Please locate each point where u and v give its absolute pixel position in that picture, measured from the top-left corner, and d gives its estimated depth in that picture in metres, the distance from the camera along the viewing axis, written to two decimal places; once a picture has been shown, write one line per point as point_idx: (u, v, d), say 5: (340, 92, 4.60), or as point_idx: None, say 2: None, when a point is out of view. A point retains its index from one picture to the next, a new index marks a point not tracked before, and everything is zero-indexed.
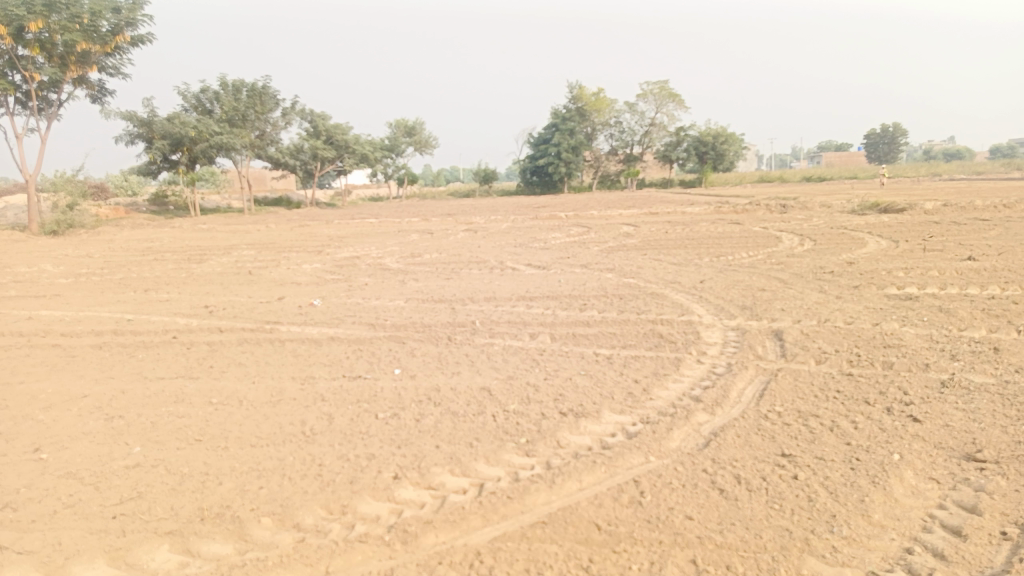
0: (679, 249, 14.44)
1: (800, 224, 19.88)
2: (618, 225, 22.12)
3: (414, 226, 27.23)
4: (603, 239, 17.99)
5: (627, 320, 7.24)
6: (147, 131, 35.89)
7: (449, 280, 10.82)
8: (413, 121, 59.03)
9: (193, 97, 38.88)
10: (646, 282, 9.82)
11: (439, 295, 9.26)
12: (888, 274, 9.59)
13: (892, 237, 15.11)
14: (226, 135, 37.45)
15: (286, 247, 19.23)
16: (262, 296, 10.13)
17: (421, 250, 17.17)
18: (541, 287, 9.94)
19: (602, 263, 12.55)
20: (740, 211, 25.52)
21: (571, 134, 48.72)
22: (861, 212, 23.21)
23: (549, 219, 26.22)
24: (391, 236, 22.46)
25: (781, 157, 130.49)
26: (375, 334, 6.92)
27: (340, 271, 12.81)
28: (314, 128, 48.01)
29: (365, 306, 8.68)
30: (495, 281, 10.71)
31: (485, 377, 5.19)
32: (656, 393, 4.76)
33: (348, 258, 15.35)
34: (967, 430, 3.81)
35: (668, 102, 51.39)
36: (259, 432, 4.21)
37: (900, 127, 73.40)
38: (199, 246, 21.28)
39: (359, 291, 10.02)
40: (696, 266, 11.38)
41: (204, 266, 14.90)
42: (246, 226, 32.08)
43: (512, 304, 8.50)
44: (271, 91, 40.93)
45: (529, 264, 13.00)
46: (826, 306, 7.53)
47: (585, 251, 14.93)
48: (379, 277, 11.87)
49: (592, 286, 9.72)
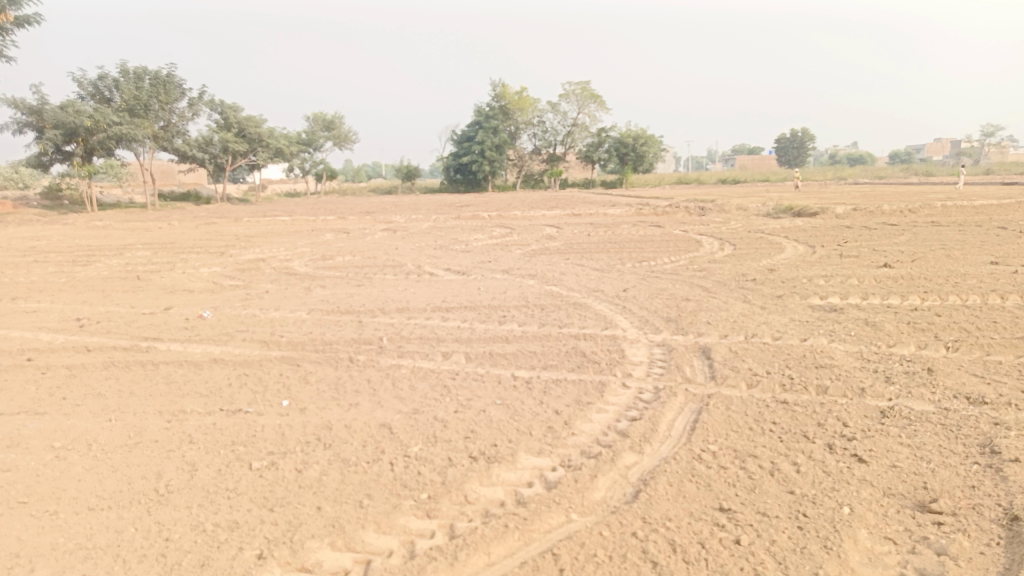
0: (602, 253, 14.14)
1: (720, 227, 20.02)
2: (541, 225, 21.78)
3: (330, 225, 26.15)
4: (525, 240, 17.57)
5: (548, 335, 6.72)
6: (37, 120, 33.22)
7: (358, 287, 10.08)
8: (331, 115, 57.27)
9: (90, 85, 36.28)
10: (568, 290, 9.38)
11: (346, 305, 8.53)
12: (810, 282, 9.47)
13: (807, 242, 15.29)
14: (127, 126, 35.16)
15: (187, 248, 17.97)
16: (148, 306, 9.16)
17: (333, 251, 16.29)
18: (458, 295, 9.35)
19: (523, 268, 12.07)
20: (661, 212, 25.64)
21: (495, 132, 48.24)
22: (776, 216, 23.67)
23: (471, 219, 25.68)
24: (304, 236, 21.40)
25: (698, 159, 134.27)
26: (267, 354, 6.16)
27: (241, 277, 11.86)
28: (225, 121, 45.79)
29: (261, 319, 7.87)
30: (409, 288, 10.06)
31: (385, 409, 4.56)
32: (578, 427, 4.23)
33: (253, 261, 14.35)
34: (917, 472, 3.46)
35: (590, 103, 51.68)
36: (101, 491, 3.45)
37: (808, 133, 76.56)
38: (91, 245, 19.70)
39: (258, 301, 9.18)
40: (620, 272, 11.03)
41: (90, 269, 13.63)
42: (148, 223, 30.15)
43: (426, 315, 7.87)
44: (177, 80, 38.73)
45: (446, 269, 12.38)
46: (752, 318, 7.23)
47: (506, 255, 14.43)
48: (284, 283, 11.01)
49: (513, 295, 9.19)
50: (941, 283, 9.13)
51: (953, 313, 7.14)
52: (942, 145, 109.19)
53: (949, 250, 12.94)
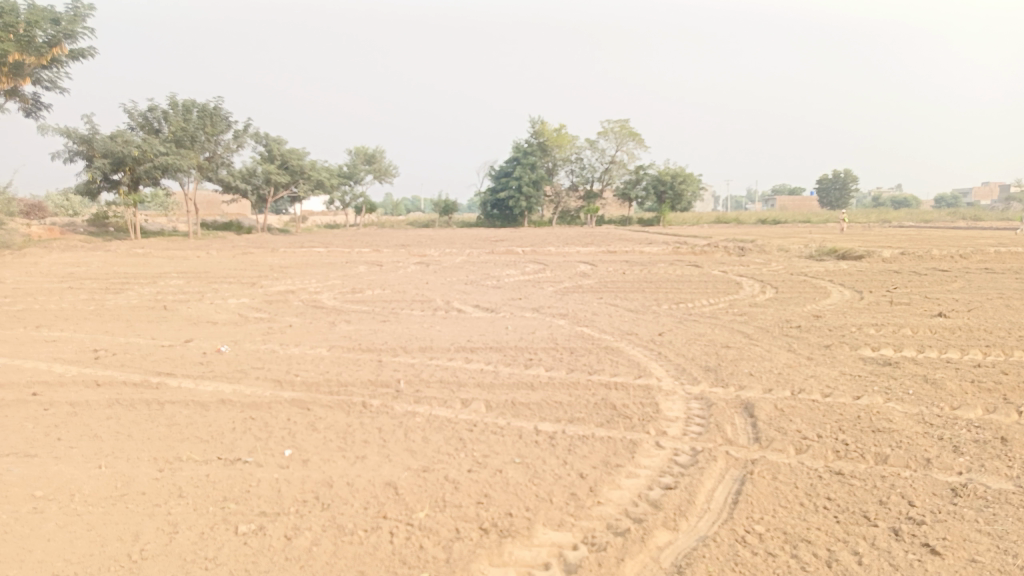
0: (637, 293, 13.70)
1: (759, 268, 19.41)
2: (575, 263, 21.42)
3: (364, 257, 26.12)
4: (558, 278, 17.22)
5: (576, 382, 6.29)
6: (88, 149, 34.14)
7: (383, 324, 9.76)
8: (372, 149, 58.10)
9: (140, 116, 37.29)
10: (600, 332, 8.95)
11: (367, 343, 8.21)
12: (859, 331, 8.89)
13: (854, 287, 14.62)
14: (173, 156, 35.98)
15: (220, 277, 18.02)
16: (168, 338, 8.95)
17: (363, 285, 16.09)
18: (485, 334, 8.97)
19: (555, 306, 11.67)
20: (698, 252, 25.13)
21: (532, 168, 48.27)
22: (819, 258, 22.93)
23: (505, 254, 25.43)
24: (336, 268, 21.36)
25: (738, 198, 133.04)
26: (277, 395, 5.84)
27: (267, 309, 11.67)
28: (268, 153, 46.66)
29: (278, 356, 7.57)
30: (435, 326, 9.73)
31: (394, 465, 4.17)
32: (604, 495, 3.79)
33: (281, 293, 14.24)
34: (1003, 571, 2.93)
35: (629, 141, 51.58)
36: (72, 553, 3.13)
37: (850, 174, 75.33)
38: (128, 273, 19.88)
39: (279, 335, 8.91)
40: (655, 314, 10.55)
41: (121, 298, 13.61)
42: (188, 251, 30.57)
43: (449, 356, 7.49)
44: (223, 112, 39.66)
45: (475, 305, 12.03)
46: (798, 371, 6.69)
47: (537, 292, 14.03)
48: (309, 317, 10.76)
49: (542, 336, 8.78)
50: (1004, 336, 8.48)
51: (1022, 372, 6.51)
52: (991, 189, 106.55)
53: (1008, 299, 12.19)
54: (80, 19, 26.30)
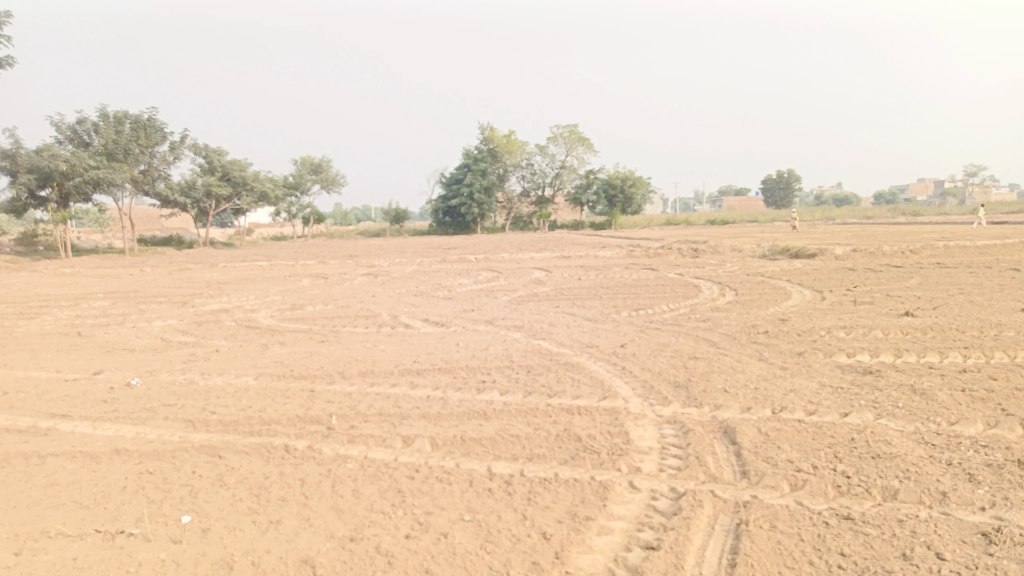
0: (594, 300, 13.12)
1: (716, 270, 19.06)
2: (529, 269, 20.78)
3: (310, 270, 25.02)
4: (512, 286, 16.54)
5: (534, 407, 5.57)
6: (11, 165, 32.14)
7: (321, 345, 8.89)
8: (319, 158, 56.61)
9: (69, 129, 35.41)
10: (559, 346, 8.28)
11: (301, 369, 7.36)
12: (830, 336, 8.42)
13: (813, 287, 14.30)
14: (105, 170, 34.19)
15: (151, 297, 16.83)
16: (74, 370, 7.93)
17: (305, 300, 15.10)
18: (433, 353, 8.20)
19: (509, 318, 10.95)
20: (653, 255, 24.78)
21: (483, 174, 47.57)
22: (773, 258, 22.78)
23: (456, 262, 24.67)
24: (278, 283, 20.29)
25: (687, 200, 134.81)
26: (185, 441, 4.98)
27: (194, 332, 10.66)
28: (209, 164, 44.95)
29: (196, 389, 6.67)
30: (379, 345, 8.92)
31: (313, 533, 3.41)
32: (572, 562, 3.10)
33: (215, 313, 13.21)
34: None
35: (578, 145, 51.38)
36: None
37: (794, 174, 76.76)
38: (50, 295, 18.48)
39: (202, 363, 7.97)
40: (615, 323, 9.91)
41: (32, 323, 12.38)
42: (122, 269, 28.95)
43: (391, 381, 6.70)
44: (158, 123, 37.94)
45: (423, 320, 11.22)
46: (775, 384, 6.12)
47: (490, 303, 13.32)
48: (240, 340, 9.81)
49: (496, 352, 8.05)
50: (978, 336, 8.10)
51: (1010, 376, 6.06)
52: (925, 185, 110.16)
53: (969, 295, 11.95)
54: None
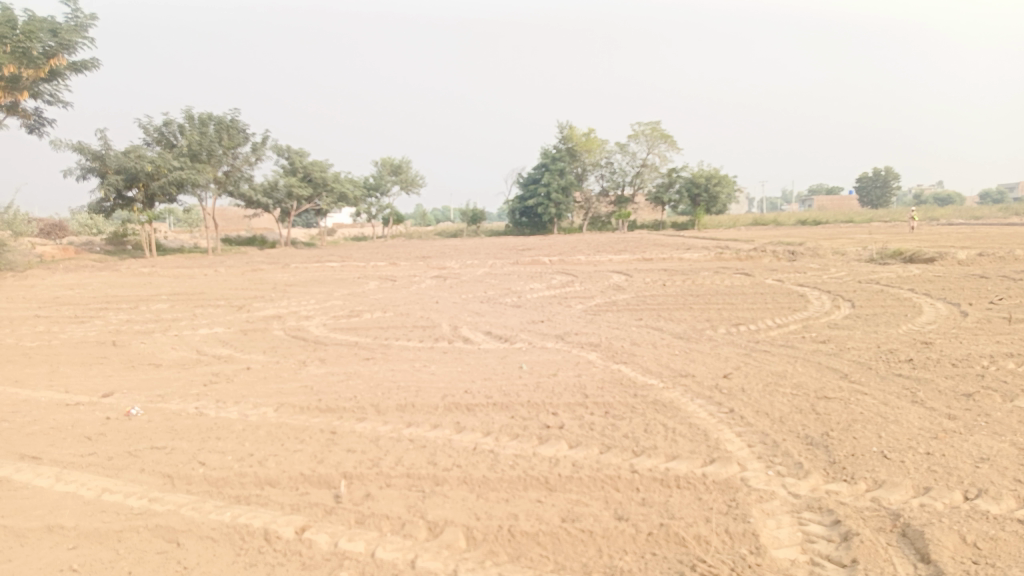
0: (684, 311, 11.44)
1: (820, 276, 16.90)
2: (608, 273, 19.18)
3: (380, 272, 24.16)
4: (588, 292, 14.99)
5: (613, 475, 4.07)
6: (100, 166, 32.81)
7: (363, 364, 7.61)
8: (398, 159, 56.42)
9: (155, 130, 36.14)
10: (645, 374, 6.75)
11: (331, 399, 6.08)
12: (1001, 369, 6.52)
13: (945, 299, 12.11)
14: (188, 171, 34.69)
15: (212, 300, 16.16)
16: (84, 391, 6.92)
17: (365, 306, 14.02)
18: (491, 379, 6.77)
19: (583, 333, 9.42)
20: (744, 258, 22.69)
21: (561, 174, 46.04)
22: (883, 263, 20.27)
23: (531, 264, 23.26)
24: (345, 285, 19.41)
25: (774, 200, 129.22)
26: (147, 516, 3.75)
27: (234, 344, 9.61)
28: (290, 166, 45.27)
29: (198, 425, 5.48)
30: (431, 365, 7.61)
31: None
32: None
33: (267, 320, 12.25)
34: None
35: (660, 143, 49.20)
36: None
37: (893, 172, 71.68)
38: (119, 296, 18.21)
39: (224, 386, 6.81)
40: (713, 344, 8.27)
41: (79, 329, 11.72)
42: (198, 270, 28.96)
43: (433, 421, 5.33)
44: (240, 124, 38.17)
45: (486, 333, 9.84)
46: (954, 446, 4.42)
47: (564, 313, 11.81)
48: (279, 354, 8.65)
49: (568, 380, 6.56)
50: None
51: None
52: None
53: None
54: (81, 29, 25.15)
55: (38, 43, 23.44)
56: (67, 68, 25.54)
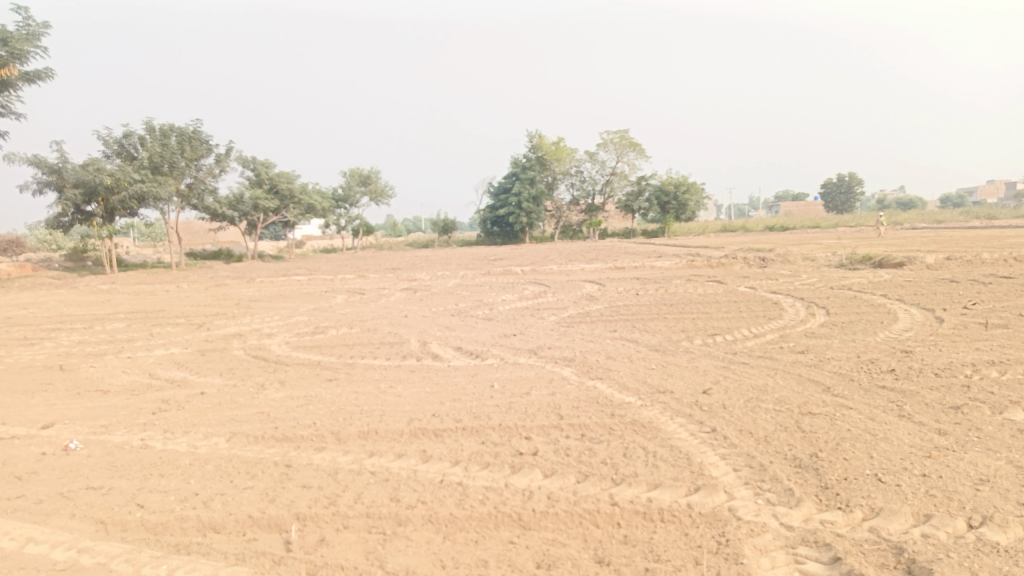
0: (658, 321, 11.20)
1: (792, 282, 16.85)
2: (579, 282, 18.96)
3: (348, 285, 23.64)
4: (561, 303, 14.73)
5: (591, 509, 3.76)
6: (58, 180, 31.77)
7: (324, 386, 7.20)
8: (366, 169, 55.83)
9: (115, 143, 35.19)
10: (621, 391, 6.46)
11: (288, 427, 5.68)
12: (983, 378, 6.37)
13: (918, 305, 12.04)
14: (149, 184, 33.81)
15: (172, 318, 15.56)
16: (21, 422, 6.41)
17: (331, 321, 13.57)
18: (460, 400, 6.43)
19: (556, 347, 9.12)
20: (716, 264, 22.64)
21: (531, 183, 45.89)
22: (852, 268, 20.33)
23: (503, 275, 22.96)
24: (312, 299, 18.91)
25: (741, 207, 130.78)
26: (72, 574, 3.33)
27: (191, 365, 9.12)
28: (256, 178, 44.49)
29: (142, 460, 5.04)
30: (398, 385, 7.25)
31: None
32: None
33: (228, 338, 11.74)
34: None
35: (629, 151, 49.36)
36: None
37: (856, 177, 72.94)
38: (73, 315, 17.49)
39: (174, 413, 6.35)
40: (690, 356, 8.02)
41: (26, 352, 11.10)
42: (160, 285, 28.11)
43: (397, 450, 4.97)
44: (203, 135, 37.31)
45: (456, 349, 9.48)
46: (949, 466, 4.20)
47: (536, 325, 11.49)
48: (236, 376, 8.19)
49: (541, 400, 6.24)
50: None
51: None
52: (996, 186, 104.06)
53: None
54: (34, 39, 24.35)
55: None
56: (18, 79, 24.66)
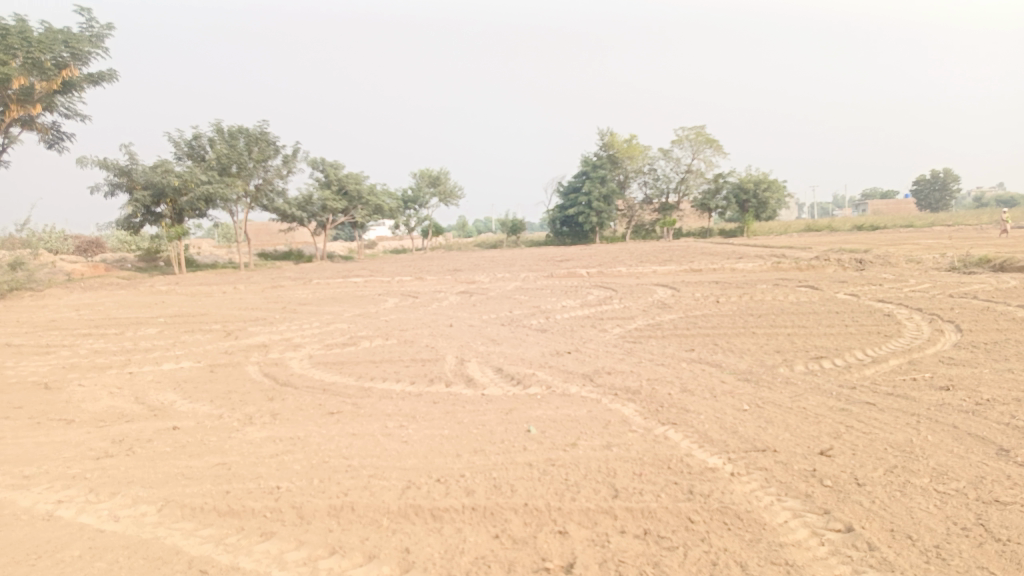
0: (745, 337, 9.27)
1: (901, 289, 14.48)
2: (651, 286, 17.09)
3: (403, 288, 22.33)
4: (628, 312, 12.93)
5: None
6: (128, 181, 31.94)
7: (319, 425, 5.69)
8: (436, 170, 54.88)
9: (185, 144, 35.28)
10: (702, 449, 4.68)
11: (240, 493, 4.18)
12: None
13: None
14: (217, 185, 33.59)
15: (209, 324, 14.53)
16: None
17: (368, 330, 12.20)
18: (483, 452, 4.81)
19: (617, 372, 7.37)
20: (804, 267, 20.29)
21: (602, 181, 43.89)
22: (967, 272, 17.67)
23: (568, 277, 21.27)
24: (362, 304, 17.70)
25: (824, 205, 124.27)
26: None
27: (189, 386, 7.82)
28: (325, 178, 44.20)
29: (23, 545, 3.63)
30: (411, 425, 5.66)
31: None
32: None
33: (251, 349, 10.49)
34: None
35: (706, 148, 46.72)
36: None
37: (952, 173, 67.66)
38: (117, 318, 16.78)
39: (118, 462, 4.97)
40: (792, 391, 6.14)
41: (34, 363, 10.13)
42: (220, 287, 27.68)
43: (370, 547, 3.41)
44: (270, 136, 36.86)
45: (496, 371, 7.84)
46: None
47: (597, 341, 9.73)
48: (230, 404, 6.81)
49: (588, 458, 4.56)
50: None
51: None
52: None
53: None
54: (99, 38, 24.21)
55: (50, 54, 22.45)
56: (82, 80, 24.51)
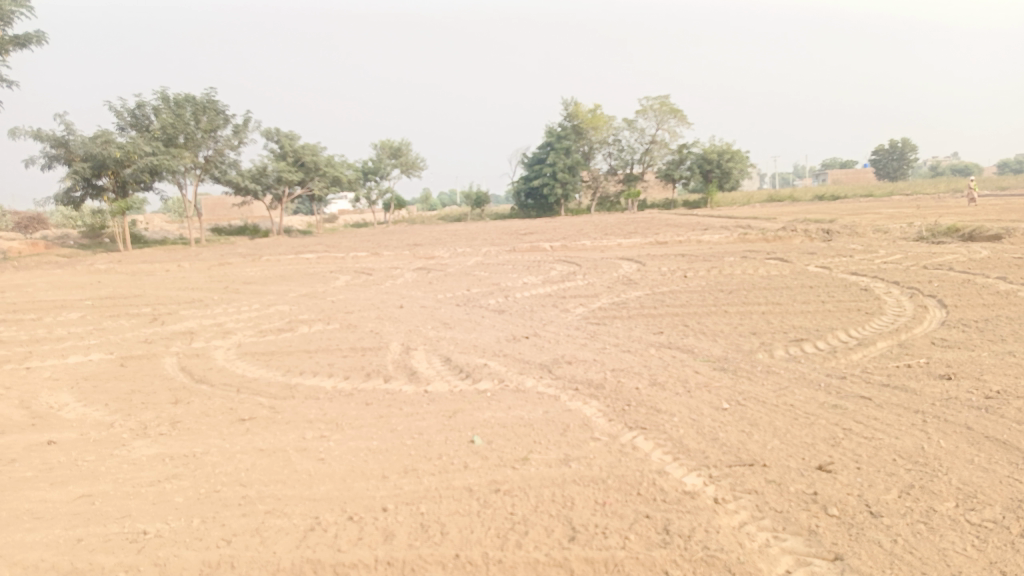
0: (717, 317, 8.49)
1: (875, 260, 13.89)
2: (616, 260, 16.28)
3: (358, 264, 21.20)
4: (593, 288, 12.10)
5: None
6: (65, 153, 29.94)
7: (224, 438, 4.75)
8: (396, 141, 53.21)
9: (128, 113, 33.28)
10: (678, 465, 3.85)
11: (96, 542, 3.26)
12: None
13: None
14: (162, 157, 31.79)
15: (140, 306, 13.32)
16: None
17: (311, 312, 11.20)
18: (416, 473, 3.94)
19: (579, 361, 6.54)
20: (772, 238, 19.70)
21: (566, 152, 42.91)
22: (936, 241, 17.22)
23: (531, 252, 20.38)
24: (311, 282, 16.57)
25: (786, 174, 124.97)
26: None
27: (89, 385, 6.78)
28: (280, 150, 42.38)
29: None
30: (333, 435, 4.75)
31: None
32: None
33: (175, 337, 9.40)
34: None
35: (670, 118, 45.99)
36: None
37: (910, 142, 68.10)
38: (42, 302, 15.41)
39: None
40: (777, 384, 5.36)
41: None
42: (164, 264, 26.22)
43: None
44: (219, 104, 35.01)
45: (443, 361, 6.97)
46: None
47: (558, 323, 8.90)
48: (128, 408, 5.81)
49: (541, 480, 3.71)
50: None
51: None
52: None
53: None
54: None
55: None
56: (6, 43, 22.76)
